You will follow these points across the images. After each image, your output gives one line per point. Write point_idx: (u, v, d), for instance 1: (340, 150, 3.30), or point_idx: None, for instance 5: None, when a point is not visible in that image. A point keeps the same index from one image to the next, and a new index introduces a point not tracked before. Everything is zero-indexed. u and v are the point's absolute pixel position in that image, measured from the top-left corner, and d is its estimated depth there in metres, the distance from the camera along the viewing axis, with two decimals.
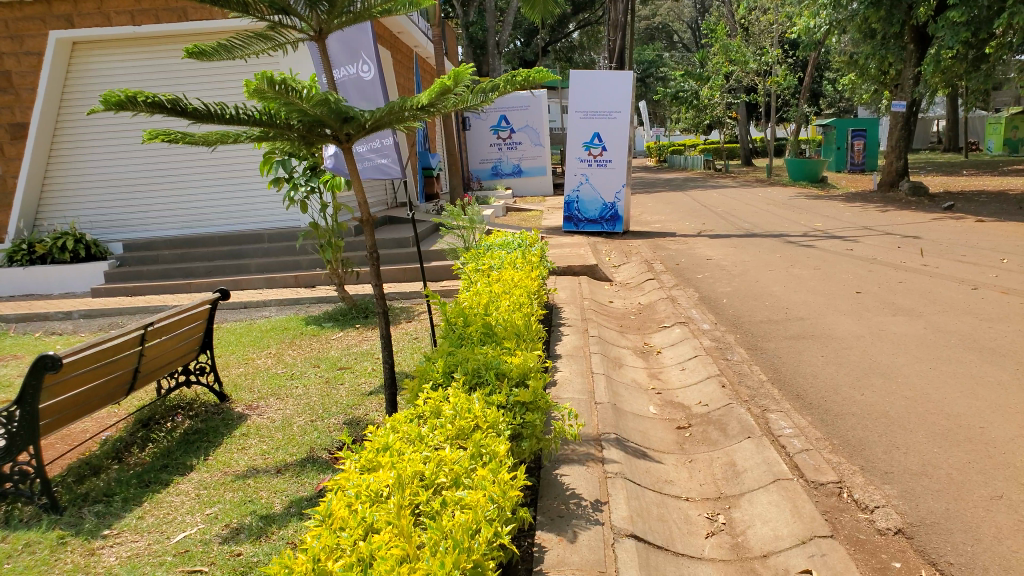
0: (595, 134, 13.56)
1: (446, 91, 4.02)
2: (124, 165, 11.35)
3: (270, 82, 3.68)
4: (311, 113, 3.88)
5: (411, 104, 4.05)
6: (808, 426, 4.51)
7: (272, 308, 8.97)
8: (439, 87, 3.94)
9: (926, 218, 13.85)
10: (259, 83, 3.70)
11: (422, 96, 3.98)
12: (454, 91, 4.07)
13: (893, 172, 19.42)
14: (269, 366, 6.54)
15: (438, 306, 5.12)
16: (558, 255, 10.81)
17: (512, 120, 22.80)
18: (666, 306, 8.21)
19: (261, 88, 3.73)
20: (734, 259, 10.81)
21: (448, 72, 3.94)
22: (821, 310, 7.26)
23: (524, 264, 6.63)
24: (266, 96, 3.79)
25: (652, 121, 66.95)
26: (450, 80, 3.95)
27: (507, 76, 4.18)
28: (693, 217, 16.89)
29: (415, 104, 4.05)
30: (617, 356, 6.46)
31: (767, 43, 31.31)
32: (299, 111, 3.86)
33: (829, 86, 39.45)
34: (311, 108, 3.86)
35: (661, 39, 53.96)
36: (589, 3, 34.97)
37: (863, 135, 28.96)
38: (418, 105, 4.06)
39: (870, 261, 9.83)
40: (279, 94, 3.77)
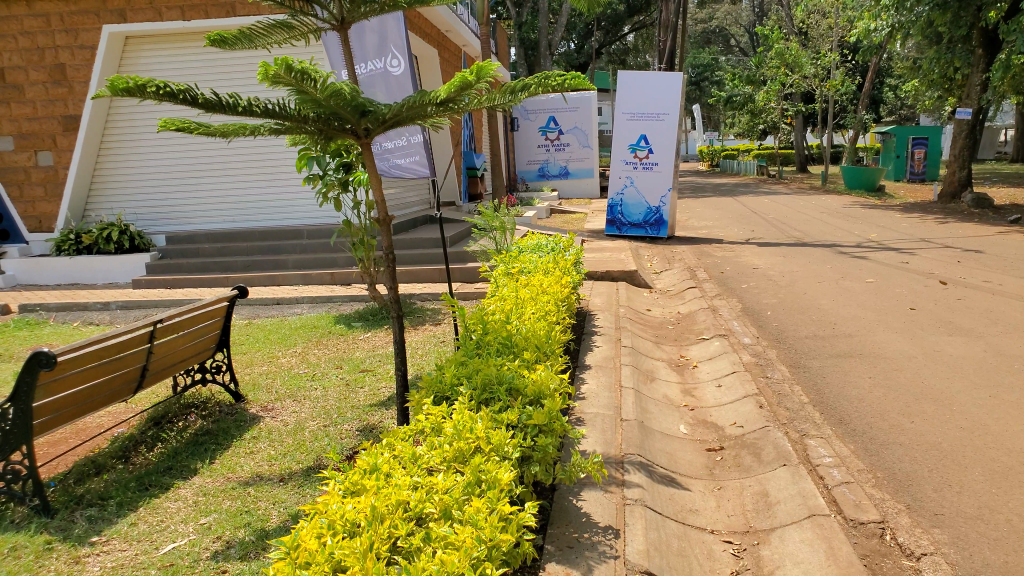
0: (641, 137, 13.23)
1: (468, 87, 3.69)
2: (168, 158, 11.44)
3: (288, 69, 3.46)
4: (324, 103, 3.69)
5: (432, 99, 3.77)
6: (850, 455, 4.17)
7: (305, 305, 8.87)
8: (458, 82, 3.61)
9: (990, 232, 13.13)
10: (275, 70, 3.49)
11: (442, 91, 3.66)
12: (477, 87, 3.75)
13: (954, 182, 18.54)
14: (293, 366, 6.42)
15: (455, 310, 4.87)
16: (597, 260, 10.52)
17: (561, 121, 22.52)
18: (706, 316, 7.86)
19: (276, 74, 3.51)
20: (782, 269, 10.35)
21: (470, 67, 3.57)
22: (872, 327, 6.83)
23: (555, 270, 6.38)
24: (280, 81, 3.58)
25: (705, 125, 65.90)
26: (471, 76, 3.60)
27: (538, 76, 3.93)
28: (742, 224, 16.39)
29: (436, 99, 3.77)
30: (650, 369, 6.16)
31: (825, 47, 30.44)
32: (314, 102, 3.67)
33: (890, 93, 38.22)
34: (323, 97, 3.65)
35: (716, 43, 53.08)
36: (644, 6, 34.55)
37: (924, 144, 27.90)
38: (440, 100, 3.78)
39: (928, 276, 9.29)
40: (294, 81, 3.56)
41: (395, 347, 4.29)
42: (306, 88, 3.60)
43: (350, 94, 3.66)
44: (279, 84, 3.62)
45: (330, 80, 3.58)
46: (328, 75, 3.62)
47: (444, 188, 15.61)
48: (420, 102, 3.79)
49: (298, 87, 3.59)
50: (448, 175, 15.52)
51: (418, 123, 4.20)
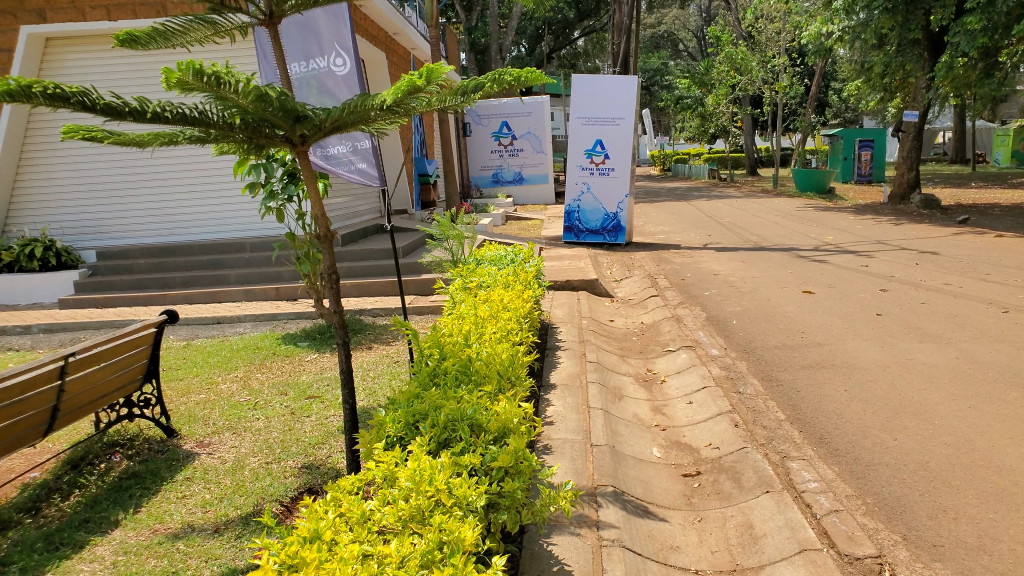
0: (597, 142, 12.96)
1: (416, 90, 3.34)
2: (98, 168, 10.78)
3: (194, 74, 3.09)
4: (250, 109, 3.31)
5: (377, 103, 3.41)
6: (835, 479, 3.91)
7: (247, 324, 8.36)
8: (407, 85, 3.24)
9: (944, 233, 13.21)
10: (181, 74, 3.08)
11: (388, 94, 3.29)
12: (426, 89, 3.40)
13: (903, 184, 18.77)
14: (232, 394, 5.94)
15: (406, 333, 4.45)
16: (556, 269, 10.22)
17: (514, 126, 22.26)
18: (670, 327, 7.60)
19: (184, 80, 3.14)
20: (743, 275, 10.19)
21: (418, 69, 3.22)
22: (841, 335, 6.64)
23: (515, 283, 6.02)
24: (192, 86, 3.19)
25: (656, 129, 66.49)
26: (420, 79, 3.25)
27: (493, 76, 3.59)
28: (698, 228, 16.31)
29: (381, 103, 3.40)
30: (617, 386, 5.84)
31: (773, 52, 30.80)
32: (238, 106, 3.30)
33: (834, 97, 38.98)
34: (247, 102, 3.27)
35: (666, 48, 53.54)
36: (594, 11, 34.57)
37: (870, 146, 28.40)
38: (384, 104, 3.42)
39: (888, 279, 9.21)
40: (208, 85, 3.18)
41: (343, 375, 3.89)
42: (222, 91, 3.20)
43: (279, 98, 3.27)
44: (189, 88, 3.21)
45: (253, 82, 3.20)
46: (252, 77, 3.23)
47: (395, 196, 15.16)
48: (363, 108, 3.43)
49: (215, 89, 3.20)
50: (400, 183, 15.07)
51: (362, 128, 3.82)
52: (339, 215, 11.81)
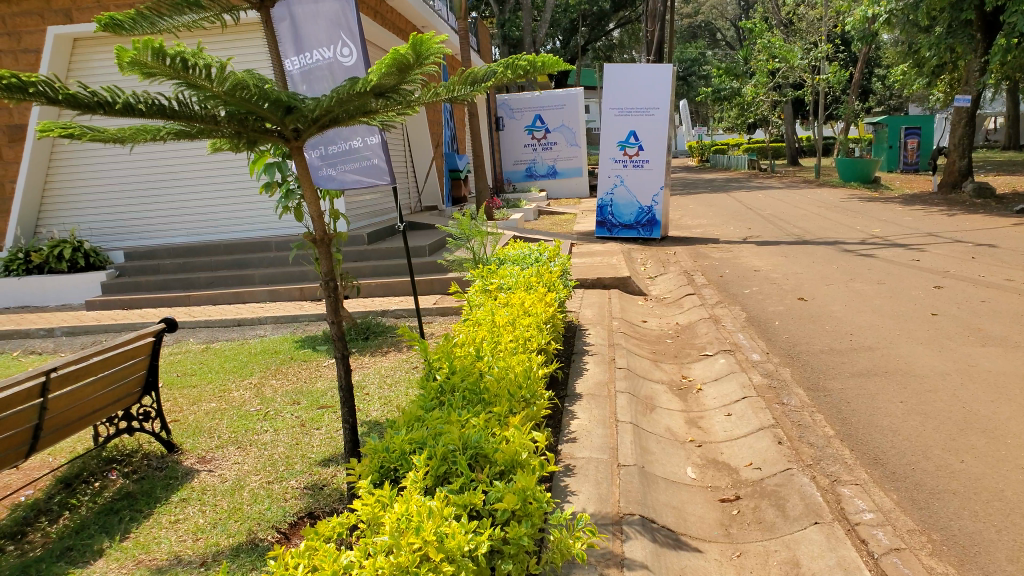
0: (630, 133, 12.51)
1: (407, 68, 2.97)
2: (124, 168, 10.67)
3: (157, 54, 2.74)
4: (229, 99, 2.99)
5: (365, 88, 3.03)
6: (894, 509, 3.48)
7: (267, 326, 8.10)
8: (392, 60, 2.87)
9: (1001, 224, 12.46)
10: (140, 55, 2.76)
11: (371, 74, 2.93)
12: (419, 67, 3.03)
13: (954, 172, 17.88)
14: (244, 402, 5.65)
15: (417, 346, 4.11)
16: (588, 266, 9.79)
17: (547, 119, 21.83)
18: (707, 328, 7.14)
19: (140, 60, 2.80)
20: (785, 271, 9.64)
21: (407, 40, 2.84)
22: (894, 338, 6.14)
23: (538, 285, 5.64)
24: (156, 70, 2.87)
25: (692, 121, 65.35)
26: (409, 52, 2.87)
27: (505, 62, 3.24)
28: (737, 222, 15.71)
29: (368, 87, 3.02)
30: (649, 395, 5.41)
31: (815, 38, 29.81)
32: (217, 97, 2.97)
33: (878, 84, 37.72)
34: (225, 91, 2.94)
35: (703, 37, 52.42)
36: (629, 2, 33.87)
37: (917, 133, 27.31)
38: (374, 89, 3.05)
39: (943, 275, 8.61)
40: (174, 70, 2.85)
41: (343, 391, 3.57)
42: (195, 78, 2.88)
43: (258, 86, 2.93)
44: (156, 73, 2.89)
45: (230, 68, 2.86)
46: (224, 62, 2.90)
47: (425, 192, 14.84)
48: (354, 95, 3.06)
49: (186, 77, 2.87)
50: (429, 178, 14.76)
51: (362, 120, 3.49)
52: (367, 212, 11.51)
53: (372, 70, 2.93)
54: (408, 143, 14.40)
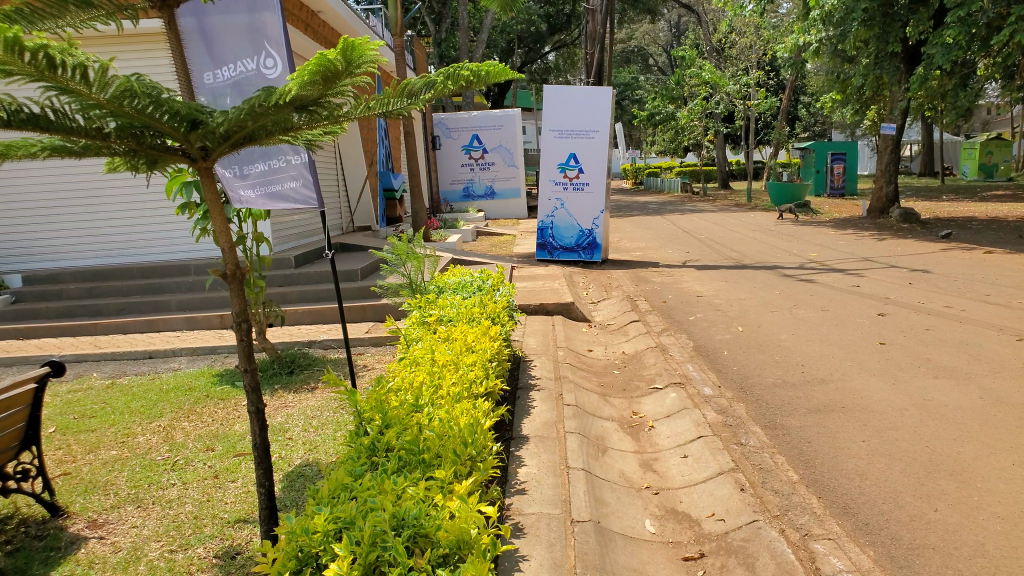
0: (571, 155, 12.34)
1: (336, 77, 2.56)
2: (26, 185, 9.80)
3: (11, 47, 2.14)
4: (117, 108, 2.47)
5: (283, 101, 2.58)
6: (872, 568, 3.19)
7: (182, 359, 7.43)
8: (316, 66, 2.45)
9: (932, 249, 12.69)
10: None
11: (291, 83, 2.48)
12: (348, 76, 2.61)
13: (882, 198, 18.38)
14: (151, 448, 5.04)
15: (343, 392, 3.64)
16: (529, 291, 9.45)
17: (484, 139, 21.55)
18: (655, 358, 6.86)
19: None
20: (728, 297, 9.50)
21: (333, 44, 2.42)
22: (847, 369, 5.95)
23: (481, 316, 5.23)
24: (12, 71, 2.27)
25: (627, 144, 66.45)
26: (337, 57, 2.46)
27: (447, 70, 2.91)
28: (676, 245, 15.67)
29: (287, 98, 2.56)
30: (600, 435, 5.06)
31: (745, 65, 30.49)
32: (100, 108, 2.46)
33: (804, 111, 38.95)
34: (109, 100, 2.44)
35: (637, 62, 53.39)
36: (564, 26, 34.09)
37: (843, 159, 28.18)
38: (293, 101, 2.60)
39: (885, 302, 8.56)
40: (39, 72, 2.28)
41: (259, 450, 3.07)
42: (66, 83, 2.35)
43: (151, 93, 2.44)
44: (14, 76, 2.31)
45: (112, 70, 2.37)
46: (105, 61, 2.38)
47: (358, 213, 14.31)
48: (271, 111, 2.60)
49: (54, 82, 2.34)
50: (363, 198, 14.24)
51: (282, 137, 3.03)
52: (295, 233, 10.92)
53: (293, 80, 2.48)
54: (340, 161, 13.85)
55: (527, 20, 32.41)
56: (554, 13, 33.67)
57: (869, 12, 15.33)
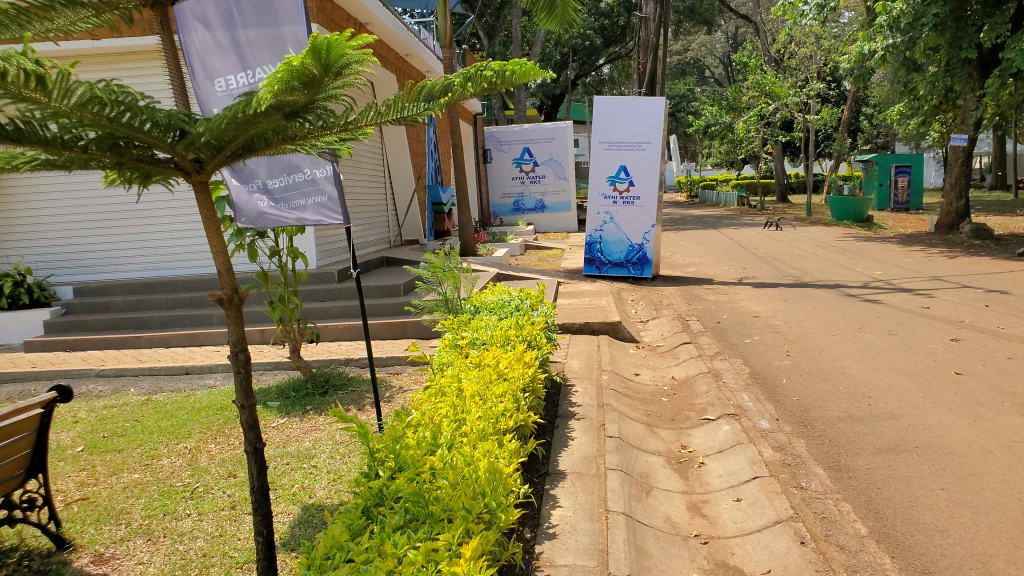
0: (621, 167, 11.96)
1: (316, 82, 2.34)
2: (79, 197, 9.90)
3: None
4: (89, 118, 2.26)
5: (274, 110, 2.41)
6: None
7: (219, 375, 7.24)
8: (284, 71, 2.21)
9: (1009, 268, 11.86)
10: None
11: (262, 91, 2.28)
12: (332, 80, 2.39)
13: (953, 213, 17.40)
14: (173, 471, 4.84)
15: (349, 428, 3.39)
16: (575, 308, 9.09)
17: (535, 152, 21.27)
18: (707, 385, 6.41)
19: None
20: (787, 317, 8.96)
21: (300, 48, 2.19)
22: (921, 403, 5.42)
23: (517, 341, 4.90)
24: None
25: (681, 156, 65.47)
26: (312, 64, 2.24)
27: (468, 71, 2.74)
28: (730, 261, 15.09)
29: (276, 108, 2.39)
30: (644, 471, 4.67)
31: (806, 75, 29.57)
32: (68, 118, 2.24)
33: (867, 122, 37.66)
34: (74, 108, 2.21)
35: (693, 74, 52.55)
36: (619, 38, 33.63)
37: (908, 171, 27.03)
38: (281, 109, 2.42)
39: (960, 326, 7.93)
40: None
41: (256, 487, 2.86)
42: (20, 90, 2.07)
43: (120, 99, 2.24)
44: None
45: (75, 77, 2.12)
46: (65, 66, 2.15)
47: (406, 226, 14.15)
48: (262, 122, 2.43)
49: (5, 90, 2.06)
50: (410, 211, 14.08)
51: (286, 147, 2.89)
52: (340, 247, 10.79)
53: (275, 84, 2.28)
54: (388, 174, 13.73)
55: (581, 32, 32.00)
56: (608, 25, 33.14)
57: (941, 19, 14.53)
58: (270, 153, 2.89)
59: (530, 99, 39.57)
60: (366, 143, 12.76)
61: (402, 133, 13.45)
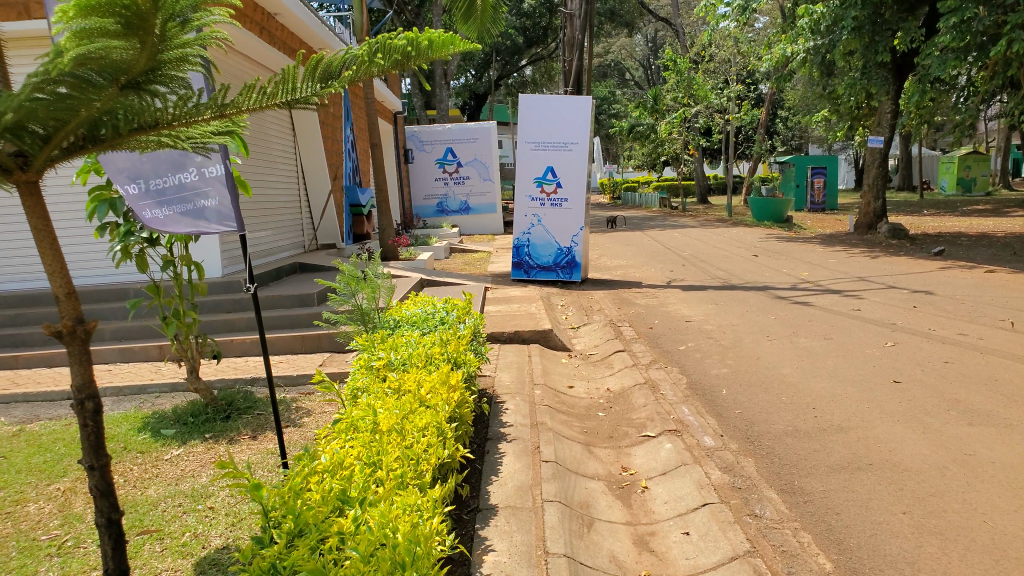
0: (548, 169, 11.56)
1: (140, 28, 2.05)
2: None
3: None
4: None
5: (107, 80, 2.14)
6: None
7: (107, 399, 6.42)
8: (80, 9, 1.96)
9: (929, 268, 12.07)
10: None
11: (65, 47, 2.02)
12: (167, 29, 2.14)
13: (870, 213, 17.81)
14: (38, 520, 4.11)
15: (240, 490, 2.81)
16: (504, 315, 8.64)
17: (459, 153, 20.78)
18: (645, 397, 6.04)
19: None
20: (721, 322, 8.75)
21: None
22: (868, 413, 5.20)
23: (441, 360, 4.40)
24: None
25: (604, 159, 66.11)
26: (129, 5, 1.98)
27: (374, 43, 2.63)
28: (659, 263, 14.95)
29: (107, 74, 2.13)
30: (583, 501, 4.22)
31: (725, 78, 30.04)
32: None
33: (782, 126, 38.73)
34: None
35: (614, 77, 52.99)
36: (542, 39, 33.48)
37: (823, 173, 27.81)
38: (115, 77, 2.15)
39: (892, 328, 7.86)
40: None
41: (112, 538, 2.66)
42: None
43: None
44: None
45: None
46: None
47: (323, 230, 13.42)
48: (94, 97, 2.15)
49: None
50: (327, 214, 13.32)
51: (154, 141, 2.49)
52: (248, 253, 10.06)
53: (87, 27, 1.99)
54: (302, 174, 12.97)
55: (505, 32, 31.59)
56: (530, 26, 32.80)
57: (858, 23, 14.77)
58: (129, 145, 2.45)
59: (453, 98, 38.90)
60: (278, 141, 12.01)
61: (317, 131, 12.76)
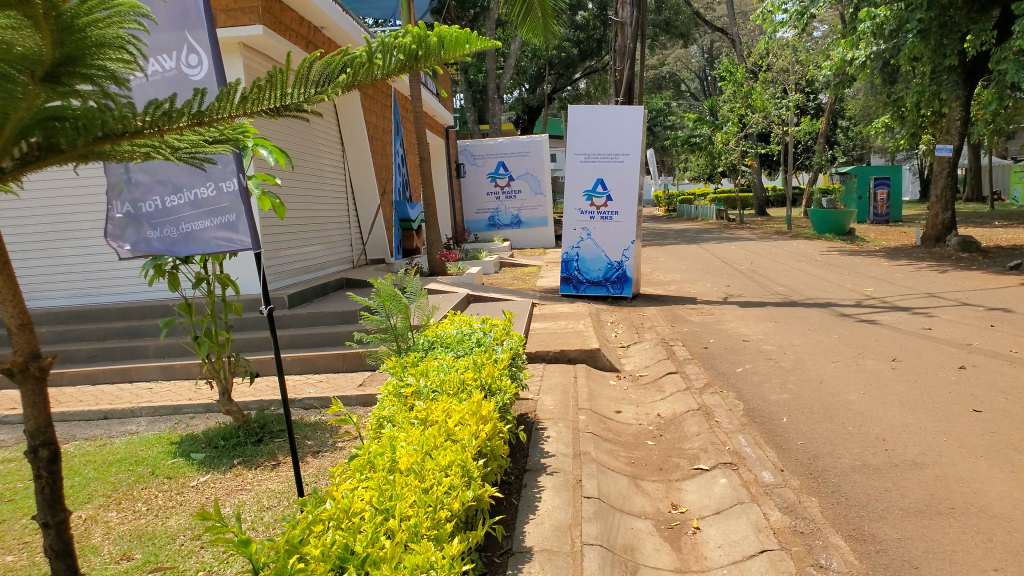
0: (598, 181, 11.23)
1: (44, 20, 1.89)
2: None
3: None
4: None
5: (26, 74, 2.00)
6: None
7: (143, 420, 6.32)
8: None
9: (1008, 283, 11.27)
10: None
11: None
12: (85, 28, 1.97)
13: (938, 225, 16.87)
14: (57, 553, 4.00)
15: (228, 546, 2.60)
16: (550, 334, 8.31)
17: (510, 167, 20.61)
18: (698, 425, 5.64)
19: None
20: (780, 341, 8.25)
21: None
22: (948, 447, 4.70)
23: (474, 386, 4.11)
24: None
25: (658, 172, 65.25)
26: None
27: (386, 44, 2.47)
28: (713, 277, 14.41)
29: (22, 66, 1.98)
30: (628, 544, 3.87)
31: (784, 86, 29.16)
32: None
33: (842, 135, 37.49)
34: None
35: (668, 89, 52.32)
36: (595, 51, 33.12)
37: (887, 183, 26.70)
38: (33, 71, 2.00)
39: (970, 350, 7.25)
40: None
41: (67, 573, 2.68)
42: None
43: None
44: None
45: None
46: None
47: (370, 244, 13.32)
48: (20, 99, 2.03)
49: None
50: (375, 228, 13.22)
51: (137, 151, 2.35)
52: (295, 268, 9.99)
53: None
54: (350, 189, 12.93)
55: (558, 45, 31.35)
56: (584, 38, 32.52)
57: (926, 24, 14.02)
58: (111, 155, 2.33)
59: (508, 111, 38.79)
60: (326, 156, 11.99)
61: (366, 145, 12.71)
